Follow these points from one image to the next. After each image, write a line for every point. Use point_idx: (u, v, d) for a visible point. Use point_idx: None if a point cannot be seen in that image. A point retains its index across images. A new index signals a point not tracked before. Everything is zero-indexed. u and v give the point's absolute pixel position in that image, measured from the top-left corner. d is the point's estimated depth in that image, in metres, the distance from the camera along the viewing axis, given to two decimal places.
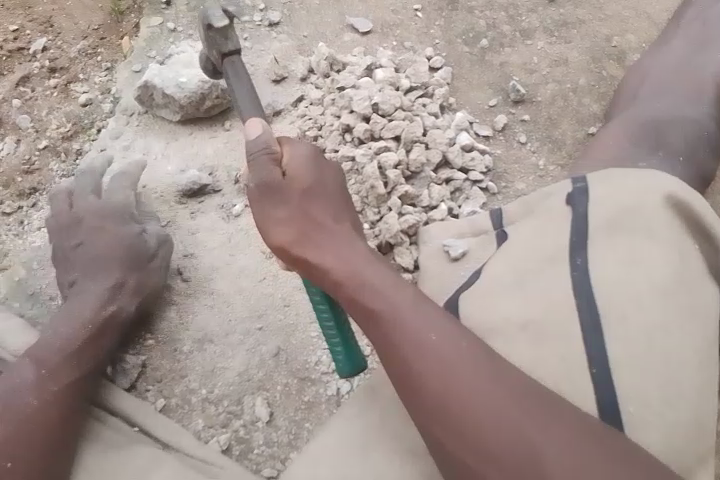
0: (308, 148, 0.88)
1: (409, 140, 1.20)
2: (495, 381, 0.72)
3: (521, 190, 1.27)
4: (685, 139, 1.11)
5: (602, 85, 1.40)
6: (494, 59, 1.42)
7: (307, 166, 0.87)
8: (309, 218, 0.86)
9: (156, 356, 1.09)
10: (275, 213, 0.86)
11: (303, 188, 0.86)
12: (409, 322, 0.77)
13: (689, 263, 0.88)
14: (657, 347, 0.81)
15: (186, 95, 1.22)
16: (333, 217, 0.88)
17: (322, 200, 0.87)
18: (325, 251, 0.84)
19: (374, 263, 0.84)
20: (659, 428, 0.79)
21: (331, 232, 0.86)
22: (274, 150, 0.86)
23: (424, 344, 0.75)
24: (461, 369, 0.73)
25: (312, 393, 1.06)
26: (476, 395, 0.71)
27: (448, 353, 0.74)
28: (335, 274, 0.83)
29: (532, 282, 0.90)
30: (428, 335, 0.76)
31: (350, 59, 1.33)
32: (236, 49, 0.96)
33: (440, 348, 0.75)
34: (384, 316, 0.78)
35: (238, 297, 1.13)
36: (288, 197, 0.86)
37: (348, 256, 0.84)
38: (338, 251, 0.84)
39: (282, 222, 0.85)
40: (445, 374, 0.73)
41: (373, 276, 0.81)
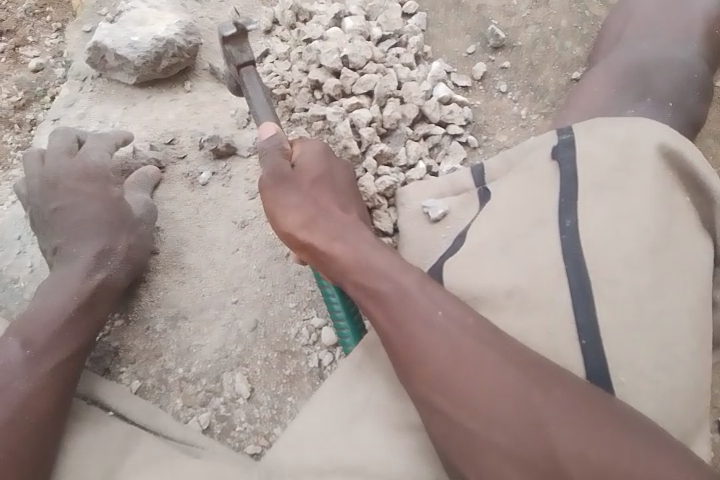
0: (319, 144, 0.96)
1: (383, 95, 1.13)
2: (494, 346, 0.74)
3: (502, 142, 1.21)
4: (672, 83, 1.05)
5: (585, 26, 1.32)
6: (471, 2, 1.33)
7: (316, 161, 0.94)
8: (316, 203, 0.90)
9: (128, 336, 1.05)
10: (285, 200, 0.90)
11: (313, 177, 0.92)
12: (415, 296, 0.79)
13: (677, 218, 0.85)
14: (649, 311, 0.78)
15: (140, 56, 1.14)
16: (340, 206, 0.92)
17: (330, 190, 0.93)
18: (331, 233, 0.87)
19: (379, 246, 0.86)
20: (650, 392, 0.77)
21: (338, 217, 0.89)
22: (285, 147, 0.93)
23: (427, 315, 0.78)
24: (458, 338, 0.75)
25: (293, 365, 1.02)
26: (472, 361, 0.74)
27: (448, 323, 0.77)
28: (339, 253, 0.85)
29: (518, 245, 0.86)
30: (429, 307, 0.78)
31: (316, 8, 1.24)
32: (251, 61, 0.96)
33: (443, 318, 0.77)
34: (387, 291, 0.80)
35: (211, 270, 1.08)
36: (298, 185, 0.91)
37: (352, 237, 0.87)
38: (344, 234, 0.87)
39: (292, 208, 0.90)
40: (448, 343, 0.76)
41: (377, 256, 0.84)
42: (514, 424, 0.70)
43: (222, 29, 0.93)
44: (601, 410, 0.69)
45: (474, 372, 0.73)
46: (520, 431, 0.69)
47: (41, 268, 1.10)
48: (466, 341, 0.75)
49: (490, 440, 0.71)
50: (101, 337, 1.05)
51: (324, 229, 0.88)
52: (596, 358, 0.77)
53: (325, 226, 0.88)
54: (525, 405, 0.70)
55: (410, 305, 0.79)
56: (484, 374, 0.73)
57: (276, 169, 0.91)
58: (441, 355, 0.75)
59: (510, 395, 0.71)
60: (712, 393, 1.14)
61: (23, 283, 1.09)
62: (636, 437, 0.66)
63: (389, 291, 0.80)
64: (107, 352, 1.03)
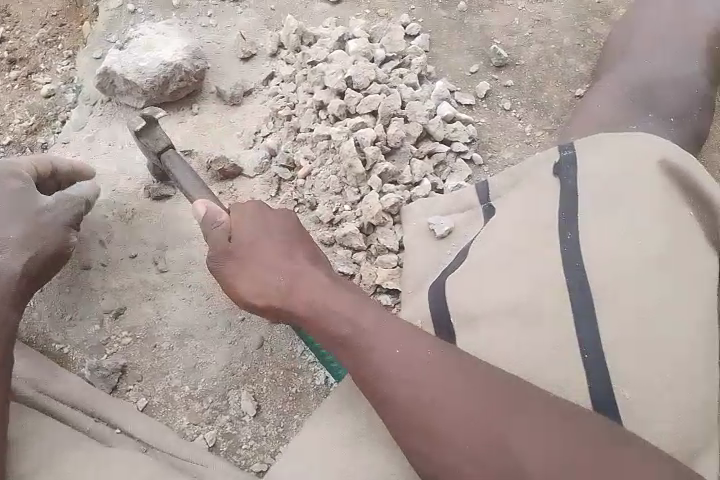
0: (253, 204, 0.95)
1: (387, 114, 1.14)
2: (450, 380, 0.76)
3: (508, 159, 1.21)
4: (674, 98, 1.06)
5: (587, 44, 1.34)
6: (473, 22, 1.35)
7: (255, 222, 0.92)
8: (266, 272, 0.89)
9: (136, 354, 1.05)
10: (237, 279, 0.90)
11: (253, 240, 0.91)
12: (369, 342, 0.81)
13: (686, 232, 0.84)
14: (659, 326, 0.77)
15: (149, 80, 1.16)
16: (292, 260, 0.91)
17: (278, 247, 0.91)
18: (288, 291, 0.88)
19: (337, 287, 0.87)
20: (661, 410, 0.76)
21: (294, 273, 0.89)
22: (222, 219, 0.92)
23: (385, 357, 0.79)
24: (421, 369, 0.77)
25: (299, 383, 1.02)
26: (437, 390, 0.75)
27: (408, 357, 0.78)
28: (291, 309, 0.87)
29: (522, 259, 0.86)
30: (388, 343, 0.80)
31: (321, 32, 1.26)
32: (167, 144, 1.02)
33: (397, 356, 0.78)
34: (348, 336, 0.82)
35: (217, 288, 1.08)
36: (243, 259, 0.90)
37: (309, 287, 0.87)
38: (302, 288, 0.88)
39: (246, 284, 0.89)
40: (408, 388, 0.76)
41: (333, 300, 0.85)
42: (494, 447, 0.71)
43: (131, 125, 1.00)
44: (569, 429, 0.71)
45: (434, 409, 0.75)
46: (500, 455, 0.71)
47: None
48: (431, 371, 0.76)
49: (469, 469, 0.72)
50: (108, 355, 1.05)
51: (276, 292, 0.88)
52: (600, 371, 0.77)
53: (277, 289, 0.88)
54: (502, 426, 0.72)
55: (366, 343, 0.80)
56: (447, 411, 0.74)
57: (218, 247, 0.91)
58: (406, 394, 0.76)
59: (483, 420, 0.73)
60: None
61: None
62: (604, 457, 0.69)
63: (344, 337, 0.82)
64: (115, 370, 1.02)
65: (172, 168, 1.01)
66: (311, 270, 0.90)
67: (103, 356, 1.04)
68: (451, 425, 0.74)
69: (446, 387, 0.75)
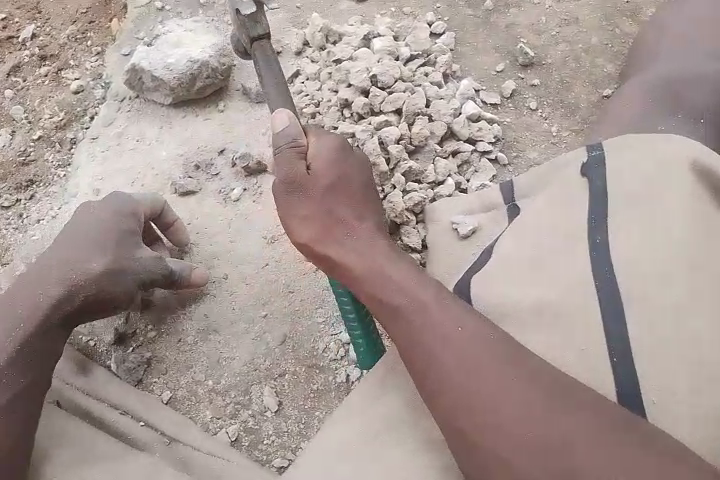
0: (336, 142, 0.93)
1: (411, 113, 1.14)
2: (507, 360, 0.73)
3: (533, 159, 1.21)
4: (706, 97, 1.03)
5: (615, 43, 1.32)
6: (499, 21, 1.34)
7: (333, 161, 0.91)
8: (331, 213, 0.91)
9: (160, 347, 1.06)
10: (299, 209, 0.91)
11: (328, 182, 0.91)
12: (428, 310, 0.79)
13: (717, 234, 0.83)
14: (690, 329, 0.76)
15: (176, 77, 1.17)
16: (357, 216, 0.91)
17: (346, 197, 0.92)
18: (346, 243, 0.89)
19: (395, 258, 0.87)
20: (692, 415, 0.74)
21: (354, 229, 0.90)
22: (300, 143, 0.90)
23: (443, 329, 0.77)
24: (469, 351, 0.75)
25: (321, 380, 1.03)
26: (480, 372, 0.73)
27: (459, 339, 0.76)
28: (346, 261, 0.88)
29: (550, 261, 0.85)
30: (442, 321, 0.78)
31: (346, 30, 1.26)
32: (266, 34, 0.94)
33: (457, 331, 0.77)
34: (399, 304, 0.81)
35: (241, 284, 1.09)
36: (311, 192, 0.91)
37: (366, 249, 0.88)
38: (360, 247, 0.88)
39: (306, 217, 0.91)
40: (461, 364, 0.74)
41: (388, 267, 0.85)
42: (524, 436, 0.69)
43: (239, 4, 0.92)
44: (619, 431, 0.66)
45: (483, 384, 0.73)
46: (528, 443, 0.69)
47: None
48: (481, 353, 0.74)
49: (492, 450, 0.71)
50: (133, 348, 1.07)
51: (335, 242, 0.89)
52: (629, 376, 0.76)
53: (336, 240, 0.89)
54: (538, 417, 0.69)
55: (424, 314, 0.79)
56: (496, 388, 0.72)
57: (291, 173, 0.90)
58: (449, 370, 0.75)
59: (521, 408, 0.70)
60: None
61: None
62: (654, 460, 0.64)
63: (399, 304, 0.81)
64: (140, 363, 1.04)
65: (260, 60, 0.93)
66: (373, 234, 0.90)
67: (130, 348, 1.07)
68: (487, 405, 0.72)
69: (494, 366, 0.73)
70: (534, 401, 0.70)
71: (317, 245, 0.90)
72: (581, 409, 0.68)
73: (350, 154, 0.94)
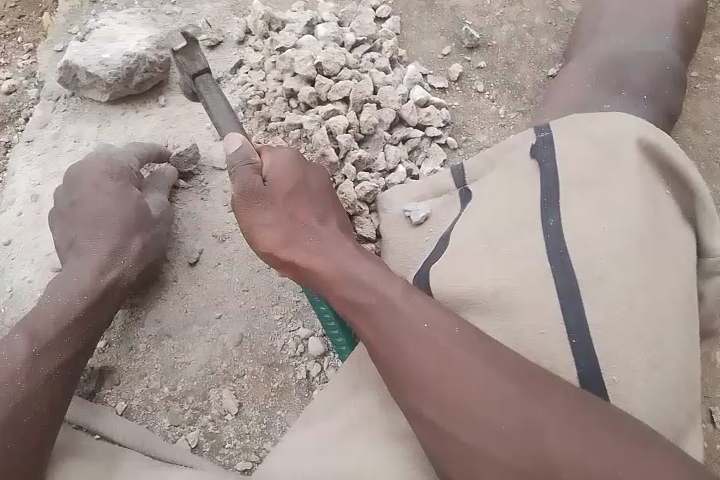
0: (290, 151, 0.93)
1: (359, 101, 1.12)
2: (474, 349, 0.73)
3: (483, 142, 1.20)
4: (646, 75, 1.05)
5: (559, 22, 1.32)
6: (444, 3, 1.33)
7: (289, 169, 0.91)
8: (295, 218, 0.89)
9: (112, 356, 1.03)
10: (261, 216, 0.89)
11: (286, 191, 0.89)
12: (396, 305, 0.78)
13: (662, 212, 0.85)
14: (641, 306, 0.77)
15: (112, 73, 1.12)
16: (319, 218, 0.90)
17: (308, 201, 0.90)
18: (310, 247, 0.86)
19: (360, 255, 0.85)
20: (643, 389, 0.75)
21: (319, 231, 0.88)
22: (255, 161, 0.89)
23: (412, 323, 0.76)
24: (441, 344, 0.74)
25: (281, 378, 1.01)
26: (452, 366, 0.72)
27: (431, 335, 0.75)
28: (311, 264, 0.85)
29: (503, 247, 0.85)
30: (414, 317, 0.76)
31: (289, 17, 1.23)
32: (204, 68, 0.94)
33: (426, 325, 0.76)
34: (367, 303, 0.79)
35: (193, 286, 1.06)
36: (271, 202, 0.89)
37: (332, 250, 0.86)
38: (325, 248, 0.86)
39: (269, 226, 0.88)
40: (431, 355, 0.74)
41: (355, 266, 0.83)
42: (498, 425, 0.69)
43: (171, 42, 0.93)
44: (584, 413, 0.68)
45: (454, 373, 0.72)
46: (502, 433, 0.69)
47: (20, 291, 1.08)
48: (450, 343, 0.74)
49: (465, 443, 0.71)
50: None
51: (300, 246, 0.87)
52: (588, 358, 0.76)
53: (301, 243, 0.87)
54: (512, 405, 0.69)
55: (392, 311, 0.77)
56: (466, 376, 0.72)
57: (248, 185, 0.88)
58: (422, 366, 0.74)
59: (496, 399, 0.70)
60: (705, 384, 1.13)
61: (4, 308, 1.07)
62: (611, 440, 0.67)
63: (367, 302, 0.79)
64: (93, 375, 1.01)
65: (205, 93, 0.93)
66: (337, 234, 0.88)
67: None
68: (461, 398, 0.71)
69: (463, 354, 0.73)
70: (508, 391, 0.70)
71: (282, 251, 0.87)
72: (552, 397, 0.69)
73: (305, 160, 0.93)
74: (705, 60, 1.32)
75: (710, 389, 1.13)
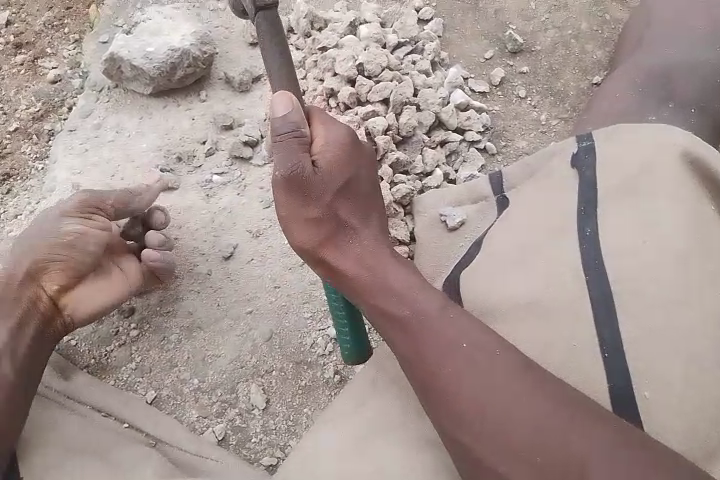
0: (341, 137, 0.82)
1: (399, 103, 1.11)
2: (514, 376, 0.73)
3: (522, 148, 1.19)
4: (697, 86, 1.00)
5: (605, 29, 1.30)
6: (488, 6, 1.31)
7: (342, 162, 0.82)
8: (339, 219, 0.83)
9: (144, 346, 1.03)
10: (304, 212, 0.81)
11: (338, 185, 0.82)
12: (434, 324, 0.78)
13: (707, 224, 0.81)
14: (676, 320, 0.74)
15: (156, 67, 1.13)
16: (361, 217, 0.85)
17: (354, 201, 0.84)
18: (350, 251, 0.84)
19: (398, 268, 0.83)
20: (679, 407, 0.72)
21: (358, 230, 0.84)
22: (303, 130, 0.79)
23: (448, 340, 0.76)
24: (479, 365, 0.74)
25: (309, 376, 1.01)
26: (492, 395, 0.72)
27: (468, 347, 0.75)
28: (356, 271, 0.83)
29: (537, 258, 0.83)
30: (451, 331, 0.77)
31: (331, 16, 1.23)
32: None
33: (464, 345, 0.76)
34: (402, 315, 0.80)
35: (225, 281, 1.06)
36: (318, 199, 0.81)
37: (372, 257, 0.84)
38: (365, 253, 0.84)
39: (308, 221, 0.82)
40: (473, 381, 0.73)
41: (396, 277, 0.82)
42: (533, 455, 0.69)
43: None
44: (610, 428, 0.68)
45: (488, 397, 0.72)
46: (539, 464, 0.69)
47: None
48: (492, 366, 0.74)
49: (496, 466, 0.71)
50: (115, 348, 1.03)
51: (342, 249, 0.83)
52: (620, 372, 0.74)
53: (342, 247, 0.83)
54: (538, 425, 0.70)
55: (429, 327, 0.78)
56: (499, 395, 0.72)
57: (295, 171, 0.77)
58: (466, 394, 0.73)
59: (541, 429, 0.69)
60: None
61: None
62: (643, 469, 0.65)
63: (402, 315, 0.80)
64: (127, 364, 1.02)
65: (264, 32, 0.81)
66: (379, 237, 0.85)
67: (111, 348, 1.03)
68: (495, 423, 0.72)
69: (504, 381, 0.73)
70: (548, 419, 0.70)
71: (322, 251, 0.83)
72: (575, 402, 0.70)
73: (358, 150, 0.84)
74: None
75: None
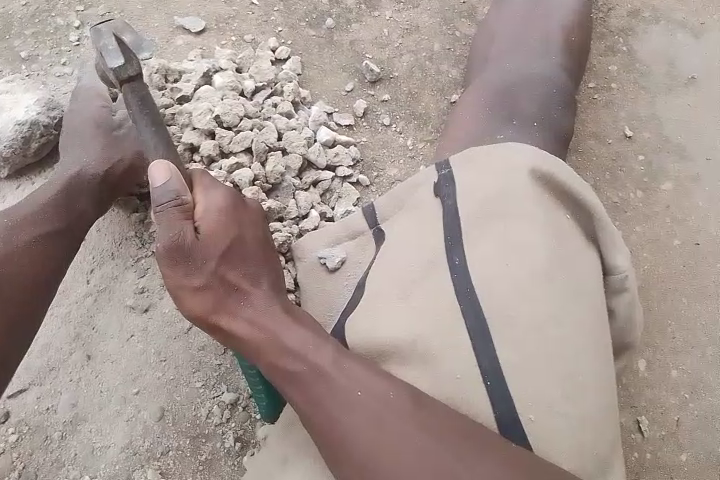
0: (221, 202, 0.81)
1: (263, 150, 1.10)
2: (410, 417, 0.71)
3: (393, 176, 1.21)
4: (538, 99, 1.06)
5: (457, 47, 1.34)
6: (343, 38, 1.32)
7: (222, 224, 0.79)
8: (225, 281, 0.79)
9: (26, 449, 0.96)
10: (189, 278, 0.77)
11: (222, 248, 0.79)
12: (333, 377, 0.75)
13: (564, 237, 0.85)
14: (546, 337, 0.77)
15: (7, 146, 1.06)
16: (249, 277, 0.81)
17: (240, 261, 0.80)
18: (242, 313, 0.79)
19: (293, 321, 0.80)
20: (562, 421, 0.75)
21: (248, 291, 0.80)
22: (184, 200, 0.78)
23: (345, 391, 0.74)
24: (376, 413, 0.72)
25: (208, 449, 0.98)
26: (394, 443, 0.71)
27: (366, 396, 0.73)
28: (251, 335, 0.78)
29: (412, 296, 0.82)
30: (350, 381, 0.74)
31: (185, 66, 1.19)
32: (137, 73, 0.84)
33: (360, 393, 0.74)
34: (302, 370, 0.76)
35: (106, 364, 1.01)
36: (203, 263, 0.77)
37: (266, 316, 0.79)
38: (257, 313, 0.79)
39: (197, 289, 0.78)
40: (375, 431, 0.72)
41: (291, 333, 0.78)
42: None
43: (109, 57, 0.83)
44: (502, 459, 0.70)
45: (389, 443, 0.71)
46: None
47: None
48: (389, 413, 0.72)
49: None
50: None
51: (234, 313, 0.78)
52: (503, 402, 0.75)
53: (235, 310, 0.79)
54: (439, 466, 0.69)
55: (328, 380, 0.75)
56: (399, 441, 0.71)
57: (178, 240, 0.76)
58: (370, 445, 0.71)
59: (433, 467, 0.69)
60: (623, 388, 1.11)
61: None
62: None
63: (301, 370, 0.76)
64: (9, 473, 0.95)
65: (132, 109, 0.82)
66: (269, 295, 0.81)
67: None
68: (400, 468, 0.70)
69: (402, 427, 0.71)
70: (447, 458, 0.69)
71: (213, 317, 0.78)
72: (467, 437, 0.70)
73: (241, 211, 0.82)
74: (599, 70, 1.33)
75: (636, 398, 1.12)
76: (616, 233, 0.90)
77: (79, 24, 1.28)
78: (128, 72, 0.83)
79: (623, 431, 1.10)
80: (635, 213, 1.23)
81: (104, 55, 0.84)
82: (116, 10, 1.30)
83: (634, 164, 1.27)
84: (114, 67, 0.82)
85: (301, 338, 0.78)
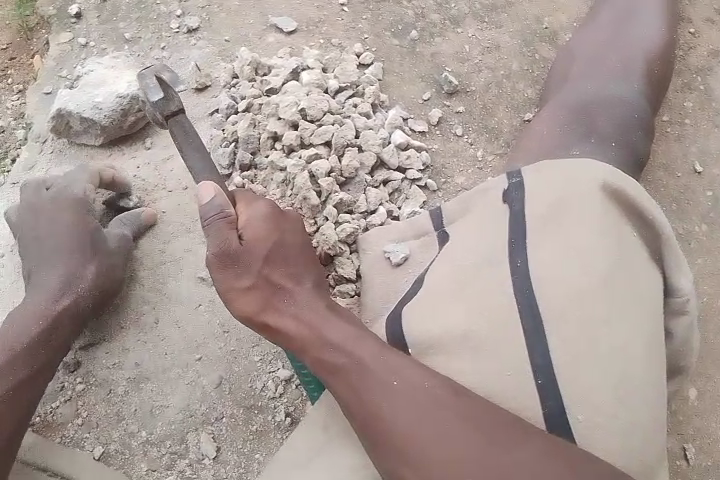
0: (265, 212, 0.88)
1: (341, 145, 1.14)
2: (448, 406, 0.74)
3: (460, 184, 1.25)
4: (614, 123, 1.07)
5: (535, 69, 1.37)
6: (424, 50, 1.37)
7: (266, 231, 0.86)
8: (270, 282, 0.86)
9: (90, 400, 1.03)
10: (239, 280, 0.85)
11: (266, 252, 0.85)
12: (369, 367, 0.78)
13: (629, 252, 0.87)
14: (601, 344, 0.79)
15: (106, 115, 1.14)
16: (292, 277, 0.87)
17: (284, 263, 0.87)
18: (286, 311, 0.85)
19: (333, 316, 0.85)
20: (611, 426, 0.76)
21: (292, 290, 0.86)
22: (229, 214, 0.85)
23: (382, 380, 0.77)
24: (414, 400, 0.75)
25: (259, 421, 1.02)
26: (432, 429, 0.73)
27: (403, 385, 0.76)
28: (294, 331, 0.84)
29: (470, 291, 0.85)
30: (387, 371, 0.78)
31: (275, 62, 1.26)
32: (180, 108, 0.85)
33: (396, 383, 0.77)
34: (340, 363, 0.80)
35: (172, 328, 1.06)
36: (248, 267, 0.85)
37: (307, 312, 0.85)
38: (300, 309, 0.85)
39: (246, 291, 0.85)
40: (415, 416, 0.74)
41: (331, 328, 0.83)
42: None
43: (149, 94, 0.83)
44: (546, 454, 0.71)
45: (428, 428, 0.74)
46: None
47: None
48: (427, 401, 0.75)
49: None
50: (62, 402, 1.03)
51: (279, 311, 0.85)
52: (553, 400, 0.77)
53: (280, 308, 0.85)
54: (477, 454, 0.71)
55: (365, 372, 0.78)
56: (439, 427, 0.73)
57: (224, 248, 0.84)
58: (408, 430, 0.74)
59: (472, 460, 0.71)
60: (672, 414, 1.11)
61: None
62: None
63: (340, 363, 0.80)
64: (73, 421, 1.02)
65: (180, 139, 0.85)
66: (311, 294, 0.87)
67: (57, 404, 1.03)
68: (438, 455, 0.72)
69: (439, 415, 0.74)
70: (485, 449, 0.71)
71: (261, 315, 0.85)
72: (508, 431, 0.72)
73: (282, 218, 0.89)
74: (675, 104, 1.34)
75: (683, 425, 1.11)
76: (682, 257, 0.92)
77: (180, 13, 1.36)
78: (171, 107, 0.84)
79: (668, 456, 1.09)
80: (698, 246, 1.23)
81: (145, 93, 0.84)
82: (215, 4, 1.38)
83: (701, 198, 1.27)
84: (156, 102, 0.83)
85: (339, 333, 0.82)
